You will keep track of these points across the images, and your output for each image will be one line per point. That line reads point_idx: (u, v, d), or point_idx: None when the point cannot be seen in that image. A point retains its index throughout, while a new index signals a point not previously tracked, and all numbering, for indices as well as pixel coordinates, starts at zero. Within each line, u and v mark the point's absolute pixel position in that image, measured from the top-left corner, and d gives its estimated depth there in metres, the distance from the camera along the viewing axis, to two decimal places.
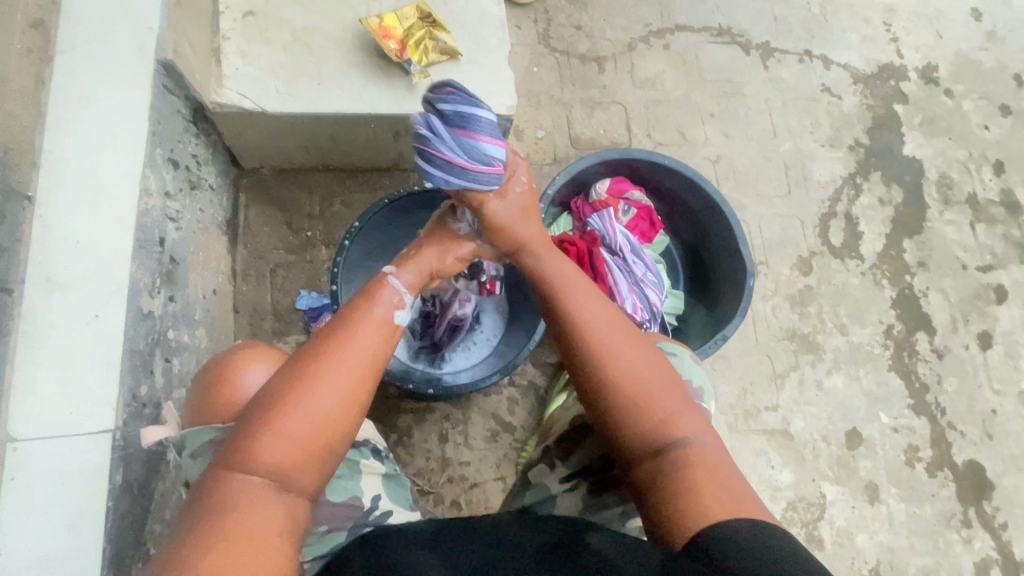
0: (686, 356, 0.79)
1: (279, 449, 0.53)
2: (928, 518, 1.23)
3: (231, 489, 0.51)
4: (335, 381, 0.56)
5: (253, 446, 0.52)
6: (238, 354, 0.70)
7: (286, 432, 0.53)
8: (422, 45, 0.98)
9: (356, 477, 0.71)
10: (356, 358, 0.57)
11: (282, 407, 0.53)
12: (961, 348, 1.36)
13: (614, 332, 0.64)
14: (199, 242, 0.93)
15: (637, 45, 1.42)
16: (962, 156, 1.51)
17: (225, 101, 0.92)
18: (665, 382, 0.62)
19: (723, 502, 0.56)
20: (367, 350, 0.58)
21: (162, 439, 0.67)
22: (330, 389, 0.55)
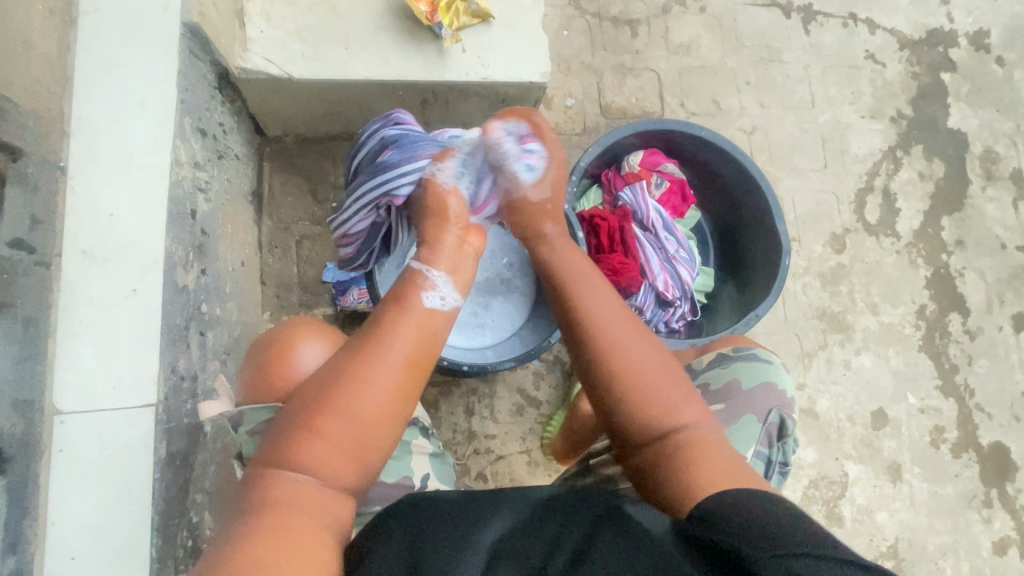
0: (778, 363, 0.95)
1: (329, 449, 0.52)
2: (949, 498, 1.23)
3: (274, 488, 0.51)
4: (380, 377, 0.55)
5: (295, 448, 0.52)
6: (291, 331, 0.76)
7: (338, 429, 0.52)
8: (454, 8, 0.93)
9: (406, 457, 0.73)
10: (393, 358, 0.56)
11: (321, 408, 0.53)
12: (994, 330, 1.33)
13: (619, 326, 0.65)
14: (227, 213, 0.91)
15: (672, 7, 1.35)
16: (1009, 129, 1.44)
17: (250, 66, 0.89)
18: (660, 372, 0.62)
19: (712, 478, 0.56)
20: (403, 349, 0.57)
21: (216, 414, 0.76)
22: (378, 385, 0.54)
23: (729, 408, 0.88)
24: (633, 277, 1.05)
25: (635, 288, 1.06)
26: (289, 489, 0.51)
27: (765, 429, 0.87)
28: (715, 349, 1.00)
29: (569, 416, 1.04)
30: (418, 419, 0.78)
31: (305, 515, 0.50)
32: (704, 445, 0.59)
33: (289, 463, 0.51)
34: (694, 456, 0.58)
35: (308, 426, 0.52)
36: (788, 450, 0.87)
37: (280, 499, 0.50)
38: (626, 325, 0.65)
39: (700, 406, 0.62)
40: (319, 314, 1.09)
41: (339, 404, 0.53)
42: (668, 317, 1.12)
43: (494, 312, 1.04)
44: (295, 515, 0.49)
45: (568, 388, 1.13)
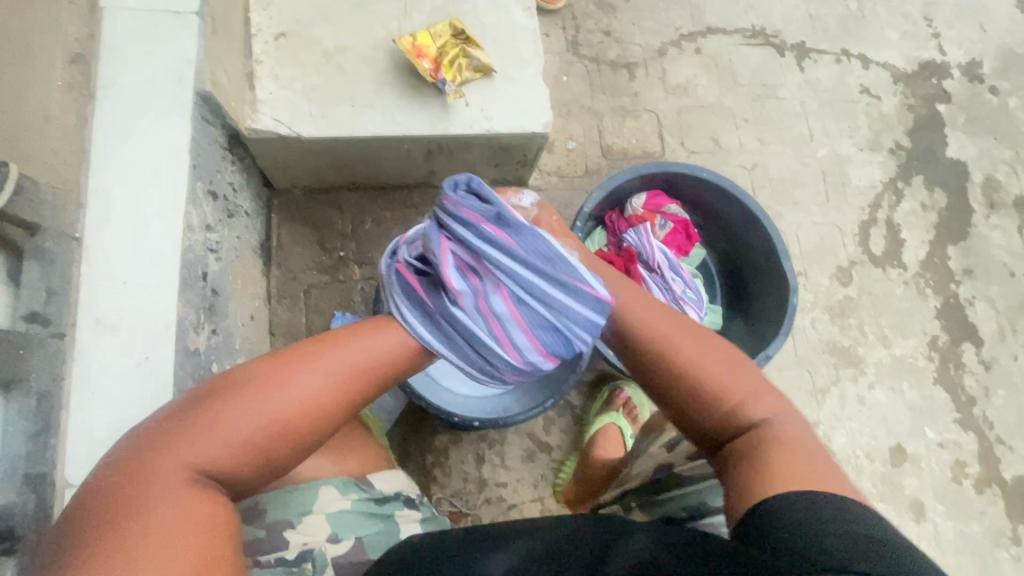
0: None
1: (220, 441, 0.50)
2: (976, 536, 1.20)
3: (155, 474, 0.47)
4: (303, 385, 0.54)
5: (193, 434, 0.50)
6: None
7: (238, 425, 0.51)
8: (456, 64, 0.97)
9: (393, 528, 0.69)
10: (324, 361, 0.56)
11: (238, 399, 0.52)
12: (1009, 359, 1.31)
13: (664, 327, 0.66)
14: (236, 269, 0.92)
15: (668, 50, 1.39)
16: (1008, 157, 1.45)
17: (260, 127, 0.92)
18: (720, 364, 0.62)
19: (792, 470, 0.53)
20: (336, 356, 0.58)
21: None
22: (300, 389, 0.54)
23: None
24: None
25: None
26: (164, 472, 0.47)
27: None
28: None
29: (580, 463, 1.04)
30: (404, 491, 0.74)
31: (170, 503, 0.46)
32: (785, 433, 0.58)
33: (176, 445, 0.49)
34: (774, 442, 0.57)
35: (218, 414, 0.51)
36: None
37: (151, 480, 0.47)
38: (670, 324, 0.66)
39: (768, 394, 0.61)
40: None
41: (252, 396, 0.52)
42: None
43: None
44: (159, 493, 0.46)
45: (579, 432, 1.12)
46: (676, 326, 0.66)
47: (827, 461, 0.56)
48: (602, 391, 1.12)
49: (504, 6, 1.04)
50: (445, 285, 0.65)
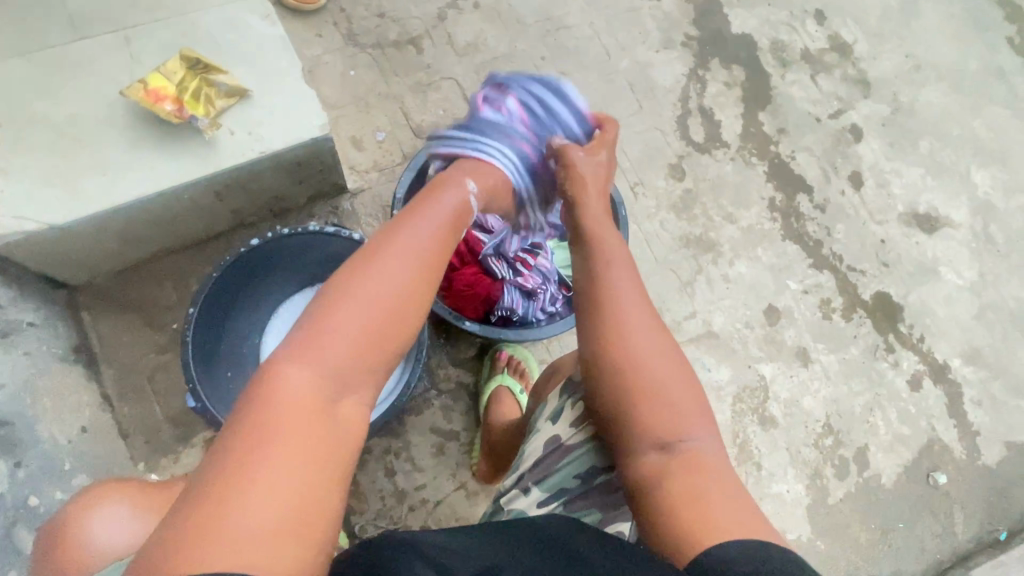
0: None
1: (340, 349, 0.51)
2: (856, 358, 1.32)
3: (277, 380, 0.49)
4: (381, 280, 0.55)
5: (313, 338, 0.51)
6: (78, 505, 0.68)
7: (344, 342, 0.51)
8: (203, 96, 0.91)
9: None
10: (400, 251, 0.57)
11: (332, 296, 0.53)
12: (839, 195, 1.43)
13: (649, 326, 0.66)
14: (40, 385, 0.84)
15: (446, 13, 1.37)
16: (785, 17, 1.56)
17: (2, 231, 0.83)
18: (686, 383, 0.64)
19: (708, 521, 0.55)
20: (424, 237, 0.60)
21: None
22: (396, 279, 0.55)
23: None
24: (490, 284, 1.04)
25: (497, 292, 1.05)
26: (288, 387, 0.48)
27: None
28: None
29: (484, 437, 1.04)
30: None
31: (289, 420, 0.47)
32: (711, 471, 0.60)
33: (306, 351, 0.50)
34: (696, 478, 0.59)
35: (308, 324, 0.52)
36: None
37: (269, 400, 0.47)
38: (656, 328, 0.66)
39: (711, 430, 0.63)
40: (200, 440, 1.02)
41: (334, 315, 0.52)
42: (541, 303, 1.09)
43: None
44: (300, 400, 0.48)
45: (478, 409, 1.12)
46: (658, 333, 0.66)
47: (748, 504, 0.58)
48: (486, 360, 1.13)
49: (240, 21, 0.98)
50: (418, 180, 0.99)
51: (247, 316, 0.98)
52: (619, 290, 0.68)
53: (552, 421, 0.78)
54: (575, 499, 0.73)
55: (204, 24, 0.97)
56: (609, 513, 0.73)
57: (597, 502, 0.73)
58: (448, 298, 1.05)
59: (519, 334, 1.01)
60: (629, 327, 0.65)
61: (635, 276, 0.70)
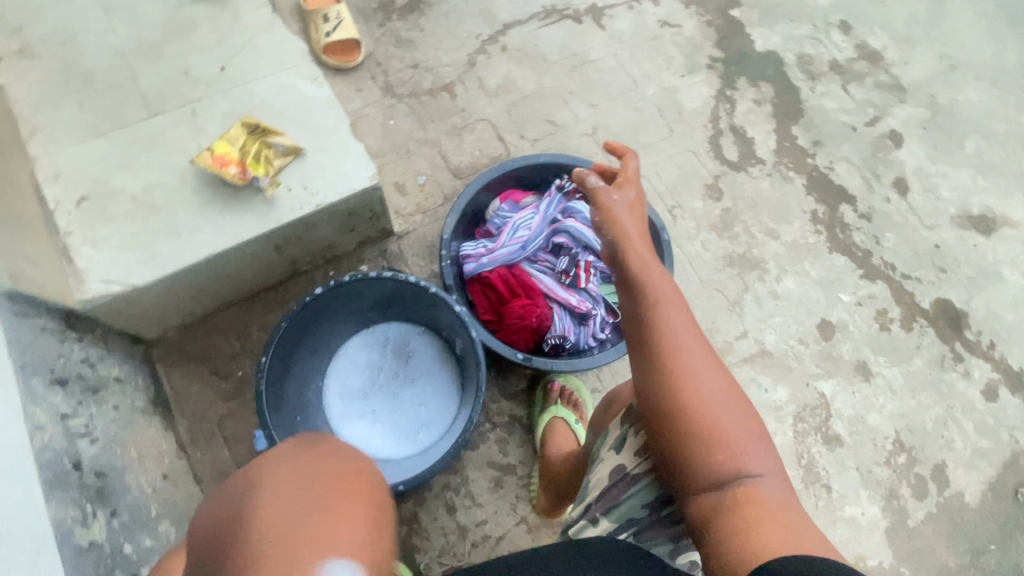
0: None
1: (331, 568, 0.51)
2: (922, 370, 1.26)
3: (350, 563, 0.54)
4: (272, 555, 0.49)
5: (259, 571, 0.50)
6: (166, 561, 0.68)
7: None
8: (262, 157, 0.97)
9: None
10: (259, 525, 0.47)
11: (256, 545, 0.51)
12: (884, 203, 1.40)
13: (697, 350, 0.65)
14: (126, 438, 0.89)
15: (476, 59, 1.44)
16: (809, 31, 1.57)
17: (91, 296, 0.89)
18: (738, 408, 0.62)
19: (765, 546, 0.54)
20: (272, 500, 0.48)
21: None
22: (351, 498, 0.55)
23: None
24: (541, 314, 1.06)
25: (549, 321, 1.07)
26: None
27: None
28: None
29: (543, 468, 1.04)
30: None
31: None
32: (769, 497, 0.58)
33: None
34: (752, 503, 0.58)
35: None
36: None
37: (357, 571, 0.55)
38: (704, 351, 0.65)
39: (770, 458, 0.61)
40: None
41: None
42: (592, 330, 1.09)
43: (424, 409, 1.05)
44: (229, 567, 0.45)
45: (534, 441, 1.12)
46: (707, 357, 0.65)
47: (814, 535, 0.56)
48: (538, 391, 1.14)
49: (292, 86, 1.06)
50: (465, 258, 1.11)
51: (309, 360, 1.02)
52: (666, 322, 0.67)
53: (615, 450, 0.76)
54: (644, 530, 0.74)
55: (259, 92, 1.05)
56: (679, 545, 0.73)
57: (665, 535, 0.73)
58: (501, 330, 1.07)
59: (573, 364, 1.02)
60: (671, 351, 0.65)
61: (682, 303, 0.70)
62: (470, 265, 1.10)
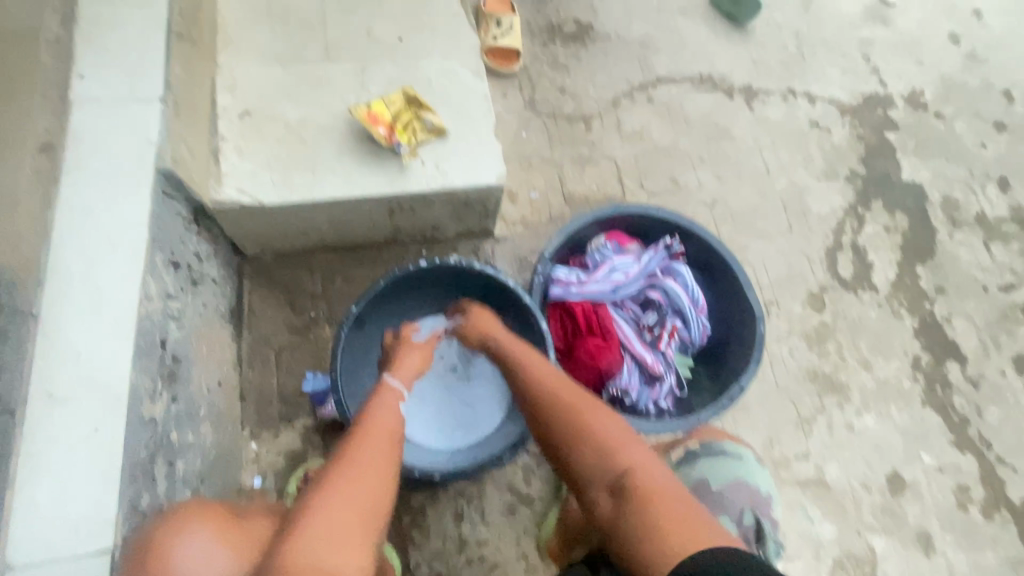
0: (749, 460, 0.91)
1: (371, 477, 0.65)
2: (992, 567, 1.13)
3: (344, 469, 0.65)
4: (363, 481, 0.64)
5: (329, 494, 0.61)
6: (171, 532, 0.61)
7: (335, 512, 0.60)
8: (410, 127, 1.02)
9: None
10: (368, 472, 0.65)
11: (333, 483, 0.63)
12: (997, 375, 1.29)
13: (592, 405, 0.76)
14: (202, 335, 0.93)
15: (621, 101, 1.46)
16: (964, 176, 1.50)
17: (224, 198, 0.96)
18: (640, 449, 0.72)
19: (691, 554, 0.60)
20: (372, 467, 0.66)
21: None
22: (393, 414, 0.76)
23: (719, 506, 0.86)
24: (612, 361, 1.02)
25: (617, 371, 1.03)
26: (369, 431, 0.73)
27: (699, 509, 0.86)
28: (683, 443, 0.94)
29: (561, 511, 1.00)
30: None
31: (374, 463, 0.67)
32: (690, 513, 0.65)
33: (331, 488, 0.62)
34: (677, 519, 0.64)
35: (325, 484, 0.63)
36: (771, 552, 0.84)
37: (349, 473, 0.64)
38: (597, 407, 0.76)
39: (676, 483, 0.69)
40: (301, 427, 1.07)
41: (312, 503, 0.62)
42: (656, 395, 1.06)
43: (472, 411, 1.04)
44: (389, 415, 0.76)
45: (560, 482, 1.08)
46: (601, 410, 0.76)
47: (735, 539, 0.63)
48: None
49: (455, 72, 1.11)
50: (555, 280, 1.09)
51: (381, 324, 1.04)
52: (570, 391, 0.79)
53: None
54: None
55: (425, 68, 1.11)
56: None
57: None
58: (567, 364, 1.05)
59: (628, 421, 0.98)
60: (575, 416, 0.75)
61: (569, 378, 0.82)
62: (556, 289, 1.08)
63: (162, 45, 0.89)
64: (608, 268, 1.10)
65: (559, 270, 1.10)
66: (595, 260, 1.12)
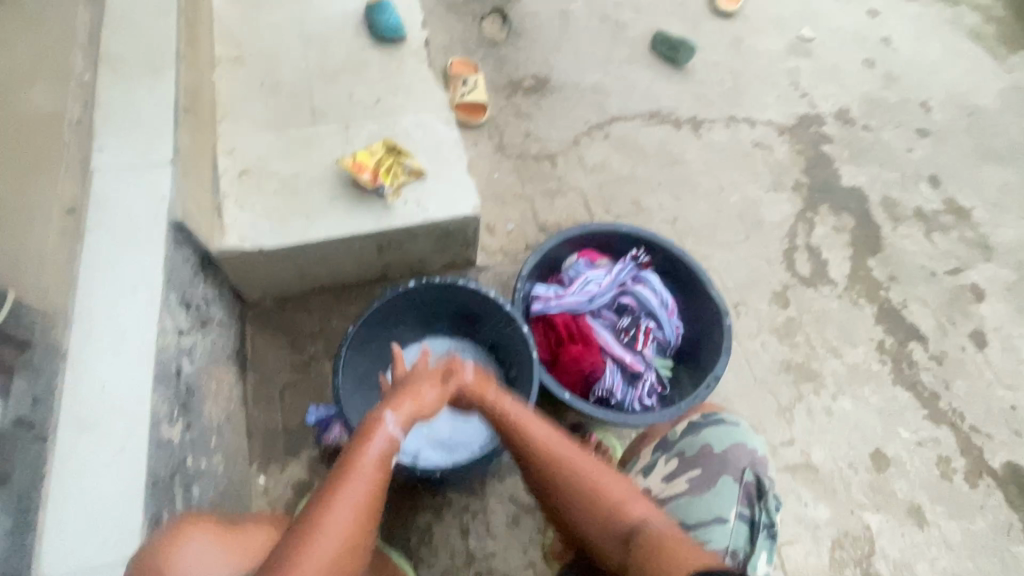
0: (745, 424, 0.90)
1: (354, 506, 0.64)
2: (984, 532, 1.18)
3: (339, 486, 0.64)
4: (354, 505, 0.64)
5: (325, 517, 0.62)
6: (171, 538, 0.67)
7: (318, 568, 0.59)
8: (392, 171, 1.14)
9: None
10: (365, 478, 0.65)
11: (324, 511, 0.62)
12: (957, 350, 1.38)
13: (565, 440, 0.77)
14: (211, 371, 1.00)
15: (581, 139, 1.62)
16: (897, 178, 1.66)
17: (227, 246, 1.06)
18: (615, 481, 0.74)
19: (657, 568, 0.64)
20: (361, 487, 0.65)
21: None
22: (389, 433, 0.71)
23: (702, 474, 0.85)
24: (595, 362, 1.12)
25: (600, 372, 1.12)
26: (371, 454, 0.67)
27: (687, 481, 0.85)
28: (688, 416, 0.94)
29: None
30: None
31: (362, 485, 0.65)
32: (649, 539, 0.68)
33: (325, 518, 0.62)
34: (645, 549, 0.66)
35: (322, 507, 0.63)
36: (770, 510, 0.81)
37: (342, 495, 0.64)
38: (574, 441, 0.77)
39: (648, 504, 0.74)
40: (307, 458, 1.12)
41: (326, 520, 0.61)
42: (640, 393, 1.14)
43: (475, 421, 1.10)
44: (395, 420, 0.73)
45: None
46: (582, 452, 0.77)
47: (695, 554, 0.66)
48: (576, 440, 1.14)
49: (429, 123, 1.26)
50: (535, 297, 1.18)
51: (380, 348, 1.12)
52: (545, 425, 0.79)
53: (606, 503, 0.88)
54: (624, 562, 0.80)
55: (402, 123, 1.25)
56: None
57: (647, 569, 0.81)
58: (553, 369, 1.14)
59: (615, 416, 1.05)
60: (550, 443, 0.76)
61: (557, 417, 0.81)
62: (537, 305, 1.17)
63: (171, 119, 1.02)
64: (583, 279, 1.19)
65: (538, 287, 1.19)
66: (570, 274, 1.22)
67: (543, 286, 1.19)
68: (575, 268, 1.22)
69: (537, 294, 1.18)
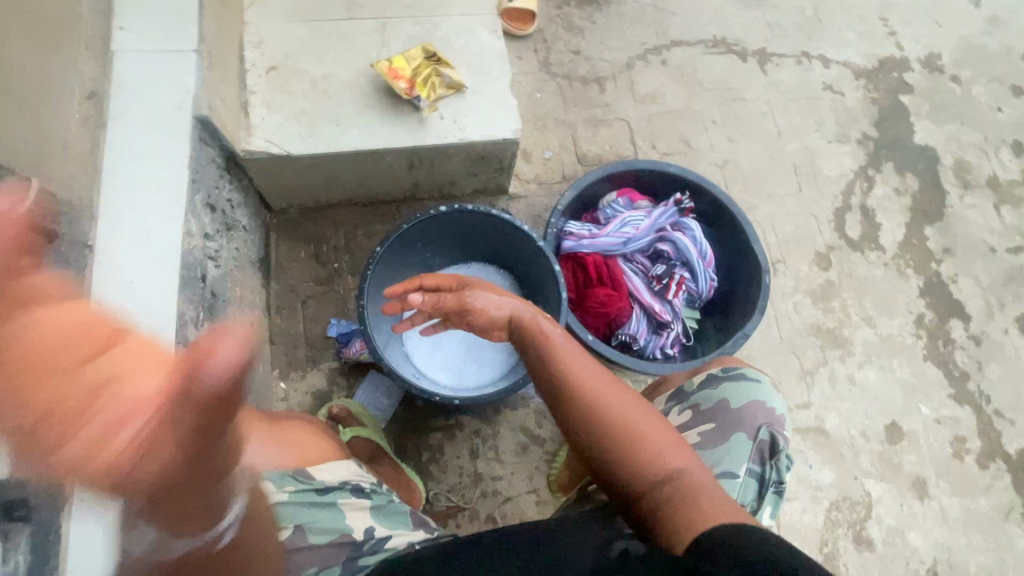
0: (767, 382, 0.89)
1: None
2: (984, 511, 1.19)
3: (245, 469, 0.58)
4: None
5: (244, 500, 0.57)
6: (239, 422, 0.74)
7: None
8: (430, 82, 1.06)
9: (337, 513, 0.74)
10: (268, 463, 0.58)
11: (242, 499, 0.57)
12: (999, 333, 1.32)
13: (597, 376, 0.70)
14: (235, 277, 0.99)
15: (635, 63, 1.48)
16: (977, 140, 1.50)
17: (253, 148, 1.01)
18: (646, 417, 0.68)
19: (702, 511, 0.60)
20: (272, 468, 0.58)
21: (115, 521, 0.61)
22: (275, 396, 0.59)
23: (716, 428, 0.84)
24: (622, 308, 1.09)
25: (625, 318, 1.09)
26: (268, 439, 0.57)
27: (698, 435, 0.84)
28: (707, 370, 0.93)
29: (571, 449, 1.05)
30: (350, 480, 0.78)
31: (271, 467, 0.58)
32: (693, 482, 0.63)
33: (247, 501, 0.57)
34: (687, 493, 0.62)
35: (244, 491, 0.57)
36: (781, 469, 0.80)
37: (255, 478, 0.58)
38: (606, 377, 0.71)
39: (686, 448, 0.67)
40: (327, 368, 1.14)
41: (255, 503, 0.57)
42: (663, 342, 1.12)
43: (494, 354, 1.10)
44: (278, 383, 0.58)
45: None
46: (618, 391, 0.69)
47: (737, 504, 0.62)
48: None
49: (473, 30, 1.14)
50: (568, 235, 1.13)
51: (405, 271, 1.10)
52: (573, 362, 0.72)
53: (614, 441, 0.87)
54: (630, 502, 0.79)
55: (443, 27, 1.14)
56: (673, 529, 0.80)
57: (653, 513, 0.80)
58: (579, 310, 1.11)
59: (636, 363, 1.04)
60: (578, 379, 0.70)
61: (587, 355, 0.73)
62: (568, 243, 1.12)
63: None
64: (620, 220, 1.13)
65: (572, 223, 1.14)
66: (607, 214, 1.16)
67: (577, 224, 1.14)
68: (612, 207, 1.16)
69: (571, 231, 1.13)
